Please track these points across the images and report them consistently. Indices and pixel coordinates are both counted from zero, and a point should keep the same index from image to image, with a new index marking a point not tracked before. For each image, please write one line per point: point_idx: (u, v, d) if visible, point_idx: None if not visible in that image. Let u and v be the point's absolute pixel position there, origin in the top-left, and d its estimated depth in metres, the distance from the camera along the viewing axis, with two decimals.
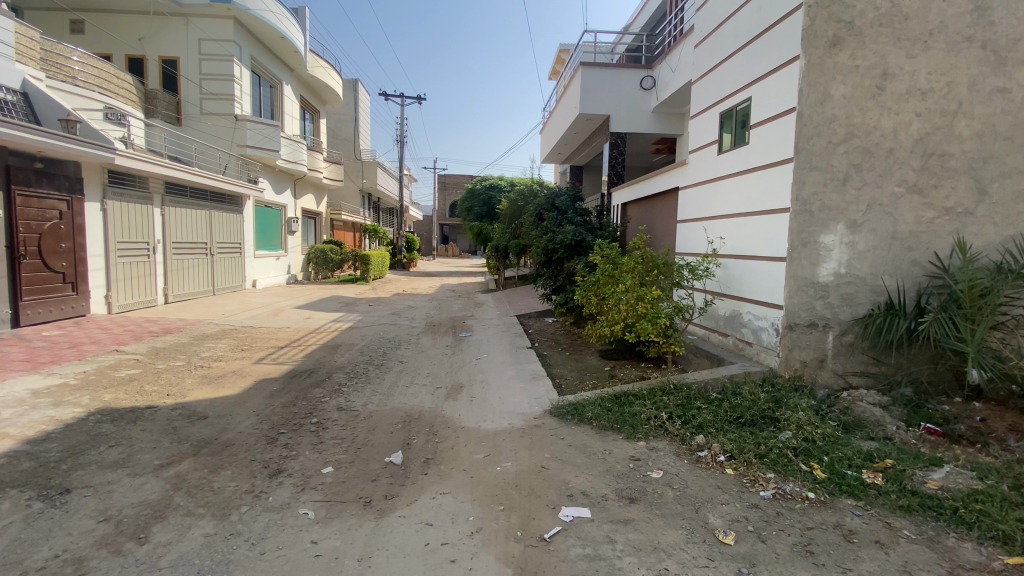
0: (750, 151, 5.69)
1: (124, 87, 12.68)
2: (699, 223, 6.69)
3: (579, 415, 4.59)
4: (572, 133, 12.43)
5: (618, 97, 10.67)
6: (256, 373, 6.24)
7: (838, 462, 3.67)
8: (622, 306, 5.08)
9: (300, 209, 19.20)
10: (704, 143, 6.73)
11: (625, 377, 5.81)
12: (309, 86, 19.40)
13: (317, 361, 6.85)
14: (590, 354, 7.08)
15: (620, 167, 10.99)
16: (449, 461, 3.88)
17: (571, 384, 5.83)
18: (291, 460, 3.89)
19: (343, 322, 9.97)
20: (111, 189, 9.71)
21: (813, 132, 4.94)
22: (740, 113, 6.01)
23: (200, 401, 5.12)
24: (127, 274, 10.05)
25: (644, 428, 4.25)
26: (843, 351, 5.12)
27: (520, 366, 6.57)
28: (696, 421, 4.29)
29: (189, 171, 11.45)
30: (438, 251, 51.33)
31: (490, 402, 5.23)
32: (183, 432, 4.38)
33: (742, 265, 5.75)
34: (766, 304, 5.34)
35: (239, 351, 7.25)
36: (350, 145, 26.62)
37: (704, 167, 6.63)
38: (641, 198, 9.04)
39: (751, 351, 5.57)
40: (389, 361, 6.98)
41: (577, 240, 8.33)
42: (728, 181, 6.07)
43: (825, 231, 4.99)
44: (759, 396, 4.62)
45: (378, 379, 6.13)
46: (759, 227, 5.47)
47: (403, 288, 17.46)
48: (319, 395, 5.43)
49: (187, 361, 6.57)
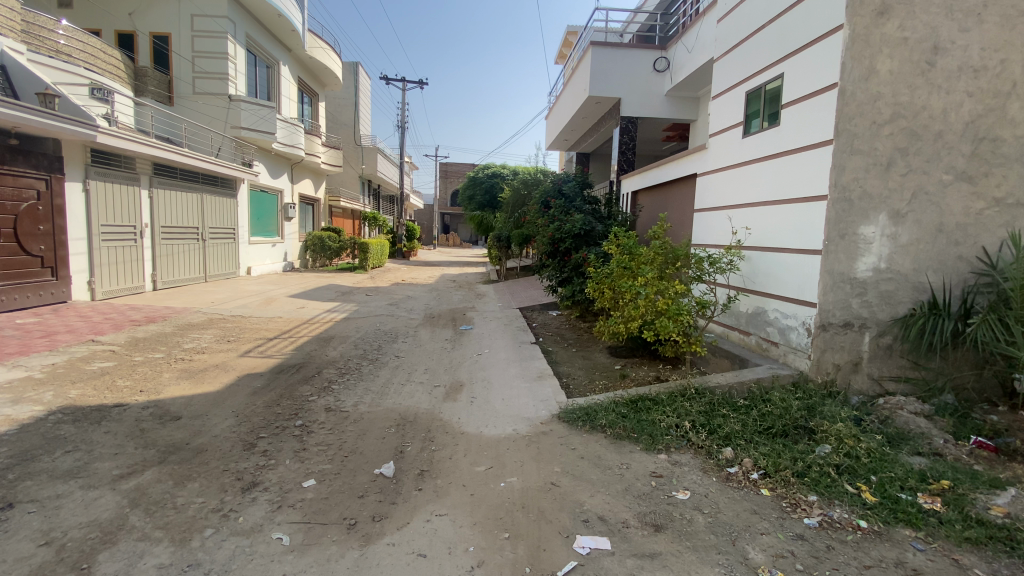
0: (780, 134, 5.20)
1: (113, 64, 12.14)
2: (720, 212, 6.20)
3: (591, 422, 4.12)
4: (580, 118, 11.88)
5: (630, 80, 10.12)
6: (239, 368, 5.78)
7: (890, 484, 3.23)
8: (640, 302, 4.57)
9: (298, 194, 18.68)
10: (726, 126, 6.22)
11: (638, 379, 5.35)
12: (306, 68, 18.79)
13: (307, 355, 6.40)
14: (598, 352, 6.64)
15: (630, 153, 10.49)
16: (447, 474, 3.44)
17: (580, 385, 5.38)
18: (268, 471, 3.44)
19: (338, 313, 9.52)
20: (95, 169, 9.21)
21: (855, 112, 4.46)
22: (769, 92, 5.49)
23: (175, 400, 4.67)
24: (112, 258, 9.58)
25: (665, 437, 3.81)
26: (880, 354, 4.66)
27: (524, 363, 6.12)
28: (724, 432, 3.84)
29: (178, 151, 10.96)
30: (439, 240, 50.82)
31: (492, 404, 4.77)
32: (150, 436, 3.92)
33: (769, 258, 5.27)
34: (796, 302, 4.88)
35: (225, 343, 6.79)
36: (350, 130, 26.00)
37: (727, 152, 6.12)
38: (654, 186, 8.54)
39: (776, 353, 5.12)
40: (383, 356, 6.53)
41: (586, 229, 7.83)
42: (754, 166, 5.57)
43: (865, 222, 4.52)
44: (791, 404, 4.17)
45: (371, 376, 5.67)
46: (790, 217, 4.99)
47: (402, 278, 17.00)
48: (306, 393, 4.97)
49: (167, 353, 6.11)
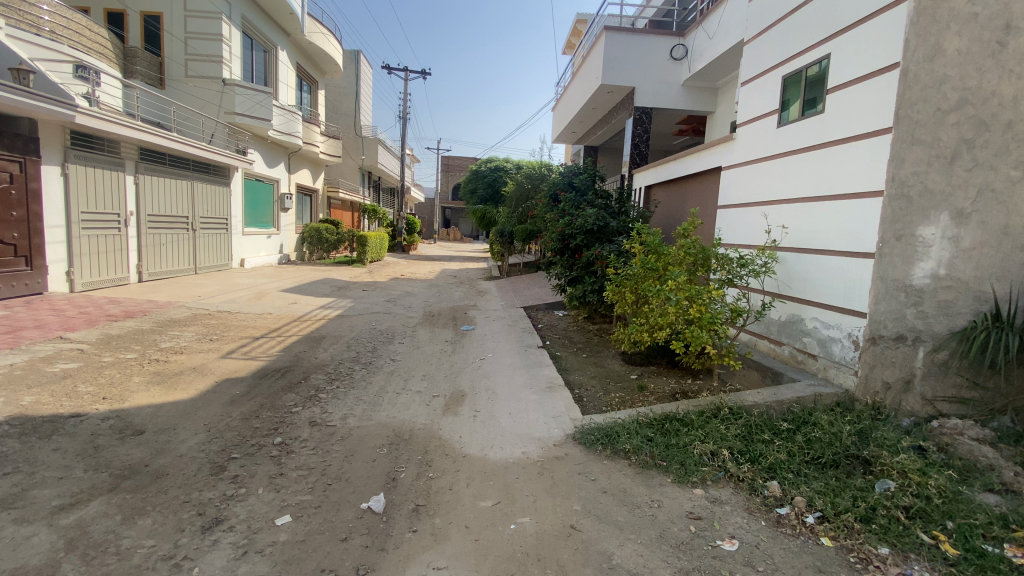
0: (824, 122, 4.65)
1: (99, 42, 11.51)
2: (750, 209, 5.66)
3: (613, 445, 3.60)
4: (590, 109, 11.30)
5: (645, 68, 9.55)
6: (219, 371, 5.24)
7: (972, 533, 2.69)
8: (669, 309, 4.04)
9: (295, 184, 18.10)
10: (758, 115, 5.67)
11: (659, 393, 4.84)
12: (306, 54, 18.17)
13: (295, 357, 5.87)
14: (611, 359, 6.09)
15: (644, 146, 9.92)
16: (446, 511, 2.92)
17: (595, 397, 4.84)
18: (235, 505, 2.91)
19: (332, 309, 8.99)
20: (75, 152, 8.66)
21: (918, 97, 3.91)
22: (810, 76, 4.94)
23: (142, 409, 4.14)
24: (93, 247, 9.04)
25: (700, 468, 3.29)
26: (936, 371, 4.05)
27: (531, 371, 5.57)
28: (768, 462, 3.33)
29: (167, 136, 10.42)
30: (439, 234, 50.31)
31: (497, 420, 4.23)
32: (105, 455, 3.40)
33: (808, 261, 4.73)
34: (840, 311, 4.37)
35: (207, 342, 6.27)
36: (351, 120, 25.38)
37: (759, 144, 5.58)
38: (671, 181, 8.01)
39: (814, 367, 4.60)
40: (378, 359, 6.00)
41: (600, 225, 7.13)
42: (791, 158, 5.03)
43: (924, 222, 3.94)
44: (840, 428, 3.65)
45: (363, 383, 5.13)
46: (836, 215, 4.44)
47: (401, 273, 16.45)
48: (289, 403, 4.44)
49: (142, 353, 5.59)
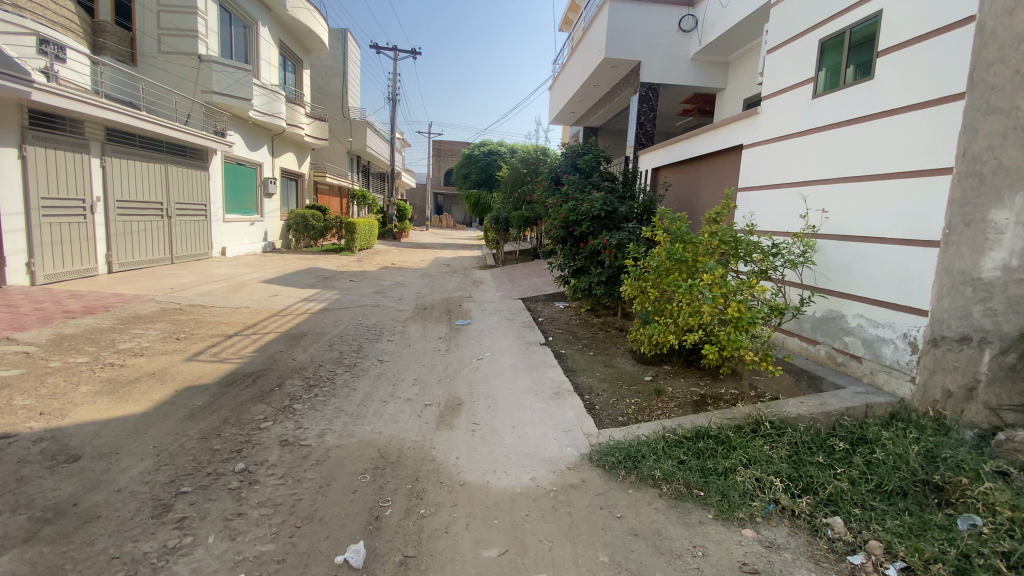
0: (876, 90, 4.03)
1: (65, 15, 10.45)
2: (779, 191, 5.07)
3: (638, 470, 3.04)
4: (591, 86, 10.61)
5: (652, 41, 8.88)
6: (182, 377, 4.61)
7: None
8: (704, 308, 3.43)
9: (280, 168, 17.28)
10: (790, 85, 5.03)
11: (680, 399, 4.32)
12: (290, 32, 17.23)
13: (270, 358, 5.25)
14: (621, 359, 5.51)
15: (649, 125, 9.29)
16: (442, 566, 2.34)
17: (607, 404, 4.28)
18: (176, 562, 2.32)
19: (316, 302, 8.34)
20: (32, 133, 7.87)
21: (995, 58, 3.26)
22: (856, 38, 4.30)
23: (82, 428, 3.52)
24: (54, 236, 8.30)
25: (747, 501, 2.75)
26: (1005, 376, 3.36)
27: (534, 373, 4.98)
28: (826, 493, 2.80)
29: (135, 116, 9.61)
30: (432, 221, 49.50)
31: (500, 434, 3.66)
32: (28, 491, 2.78)
33: (852, 250, 4.16)
34: (893, 308, 3.79)
35: (172, 342, 5.61)
36: (338, 102, 24.41)
37: (790, 117, 4.95)
38: (682, 161, 7.42)
39: (857, 371, 4.05)
40: (364, 360, 5.40)
41: (608, 210, 6.52)
42: (832, 133, 4.42)
43: (997, 205, 3.26)
44: (903, 447, 3.11)
45: (347, 389, 4.54)
46: (889, 197, 3.86)
47: (391, 261, 15.77)
48: (257, 418, 3.82)
49: (95, 356, 4.93)
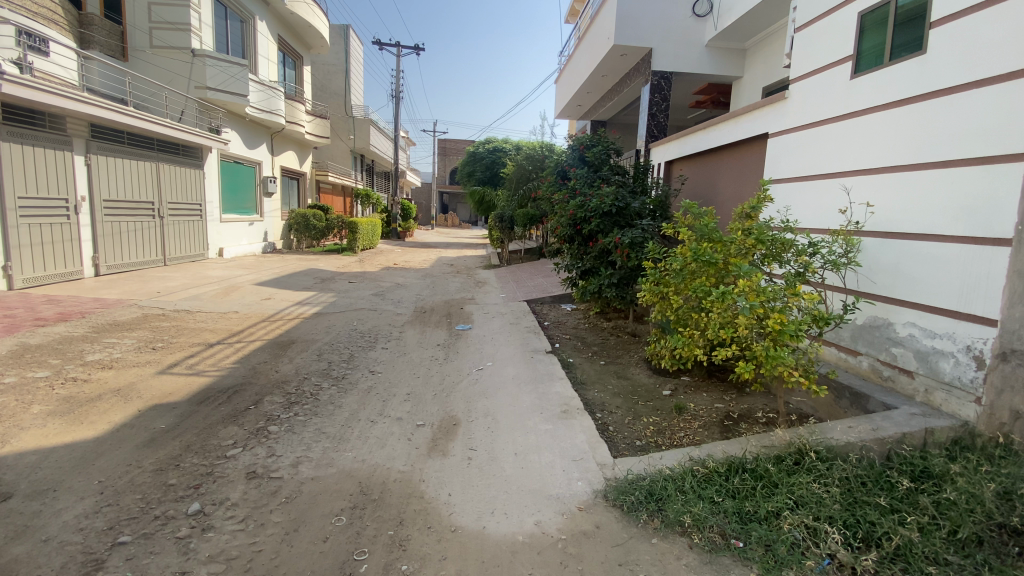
0: (930, 67, 3.50)
1: (48, 5, 10.02)
2: (813, 183, 4.54)
3: (664, 514, 2.56)
4: (599, 76, 10.11)
5: (664, 27, 8.36)
6: (149, 393, 4.17)
7: None
8: (738, 318, 2.91)
9: (280, 166, 16.90)
10: (824, 65, 4.49)
11: (705, 420, 3.82)
12: (289, 27, 16.82)
13: (250, 371, 4.81)
14: (636, 370, 5.02)
15: (662, 116, 8.78)
16: None
17: (622, 425, 3.79)
18: None
19: (309, 306, 7.91)
20: (8, 130, 7.47)
21: None
22: (903, 8, 3.76)
23: (22, 459, 3.09)
24: (34, 238, 7.94)
25: (798, 558, 2.26)
26: None
27: (539, 388, 4.49)
28: (893, 546, 2.31)
29: (121, 111, 9.18)
30: (438, 220, 49.19)
31: (501, 464, 3.18)
32: None
33: (903, 249, 3.64)
34: (953, 316, 3.27)
35: (147, 352, 5.18)
36: (340, 100, 24.00)
37: (826, 100, 4.42)
38: (699, 153, 6.89)
39: (909, 388, 3.53)
40: (353, 372, 4.95)
41: (620, 205, 6.01)
42: (877, 117, 3.89)
43: None
44: (980, 483, 2.59)
45: (331, 407, 4.08)
46: (948, 189, 3.34)
47: (393, 261, 15.33)
48: (225, 444, 3.37)
49: (57, 370, 4.50)
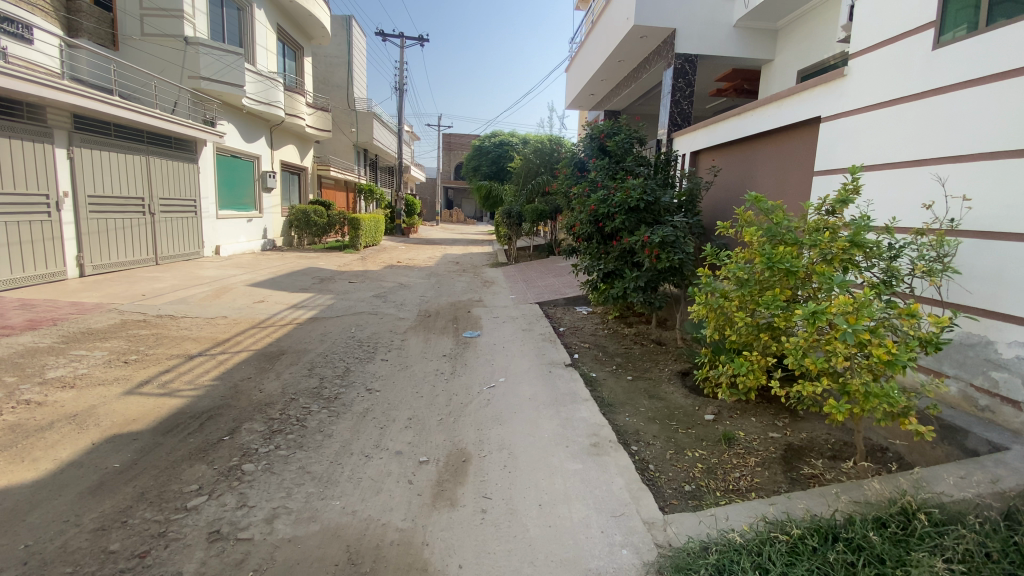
0: None
1: None
2: (884, 174, 3.88)
3: None
4: (615, 62, 9.42)
5: (689, 6, 7.69)
6: (111, 420, 3.58)
7: None
8: (834, 343, 2.29)
9: (279, 160, 16.32)
10: (895, 37, 3.84)
11: (764, 455, 3.20)
12: (289, 16, 16.18)
13: (231, 389, 4.22)
14: (670, 388, 4.39)
15: (685, 103, 8.11)
16: None
17: (664, 461, 3.18)
18: None
19: (305, 310, 7.31)
20: None
21: None
22: None
23: None
24: (11, 236, 7.39)
25: None
26: None
27: (562, 412, 3.86)
28: None
29: (109, 101, 8.61)
30: (443, 216, 48.61)
31: (522, 520, 2.58)
32: None
33: (1010, 252, 3.00)
34: None
35: (117, 367, 4.59)
36: (343, 93, 23.33)
37: (900, 76, 3.76)
38: (731, 142, 6.25)
39: (1016, 422, 2.90)
40: (348, 390, 4.34)
41: (649, 199, 5.36)
42: (970, 94, 3.24)
43: None
44: None
45: (319, 437, 3.48)
46: None
47: (396, 259, 14.72)
48: (187, 491, 2.77)
49: (8, 391, 3.92)
